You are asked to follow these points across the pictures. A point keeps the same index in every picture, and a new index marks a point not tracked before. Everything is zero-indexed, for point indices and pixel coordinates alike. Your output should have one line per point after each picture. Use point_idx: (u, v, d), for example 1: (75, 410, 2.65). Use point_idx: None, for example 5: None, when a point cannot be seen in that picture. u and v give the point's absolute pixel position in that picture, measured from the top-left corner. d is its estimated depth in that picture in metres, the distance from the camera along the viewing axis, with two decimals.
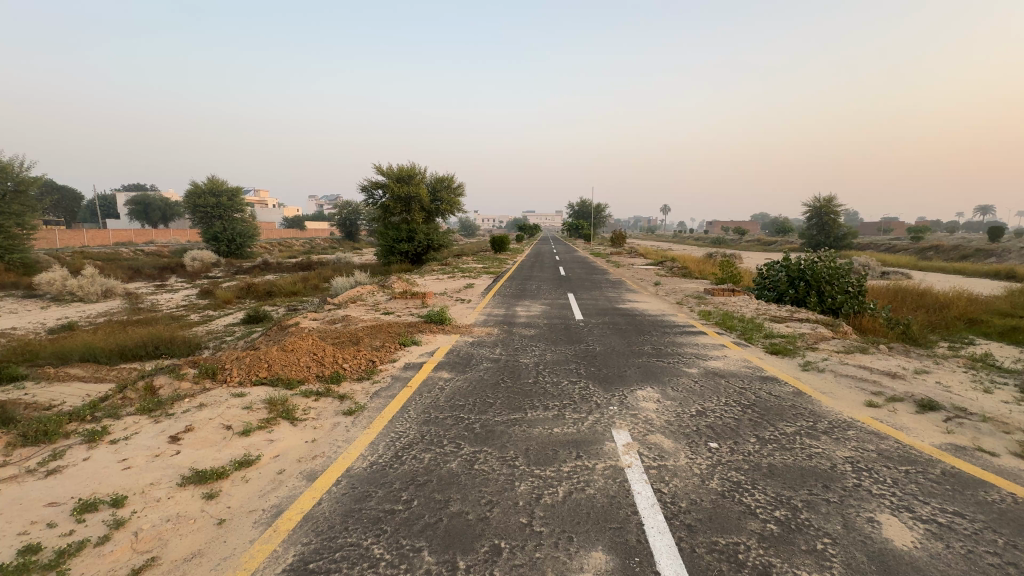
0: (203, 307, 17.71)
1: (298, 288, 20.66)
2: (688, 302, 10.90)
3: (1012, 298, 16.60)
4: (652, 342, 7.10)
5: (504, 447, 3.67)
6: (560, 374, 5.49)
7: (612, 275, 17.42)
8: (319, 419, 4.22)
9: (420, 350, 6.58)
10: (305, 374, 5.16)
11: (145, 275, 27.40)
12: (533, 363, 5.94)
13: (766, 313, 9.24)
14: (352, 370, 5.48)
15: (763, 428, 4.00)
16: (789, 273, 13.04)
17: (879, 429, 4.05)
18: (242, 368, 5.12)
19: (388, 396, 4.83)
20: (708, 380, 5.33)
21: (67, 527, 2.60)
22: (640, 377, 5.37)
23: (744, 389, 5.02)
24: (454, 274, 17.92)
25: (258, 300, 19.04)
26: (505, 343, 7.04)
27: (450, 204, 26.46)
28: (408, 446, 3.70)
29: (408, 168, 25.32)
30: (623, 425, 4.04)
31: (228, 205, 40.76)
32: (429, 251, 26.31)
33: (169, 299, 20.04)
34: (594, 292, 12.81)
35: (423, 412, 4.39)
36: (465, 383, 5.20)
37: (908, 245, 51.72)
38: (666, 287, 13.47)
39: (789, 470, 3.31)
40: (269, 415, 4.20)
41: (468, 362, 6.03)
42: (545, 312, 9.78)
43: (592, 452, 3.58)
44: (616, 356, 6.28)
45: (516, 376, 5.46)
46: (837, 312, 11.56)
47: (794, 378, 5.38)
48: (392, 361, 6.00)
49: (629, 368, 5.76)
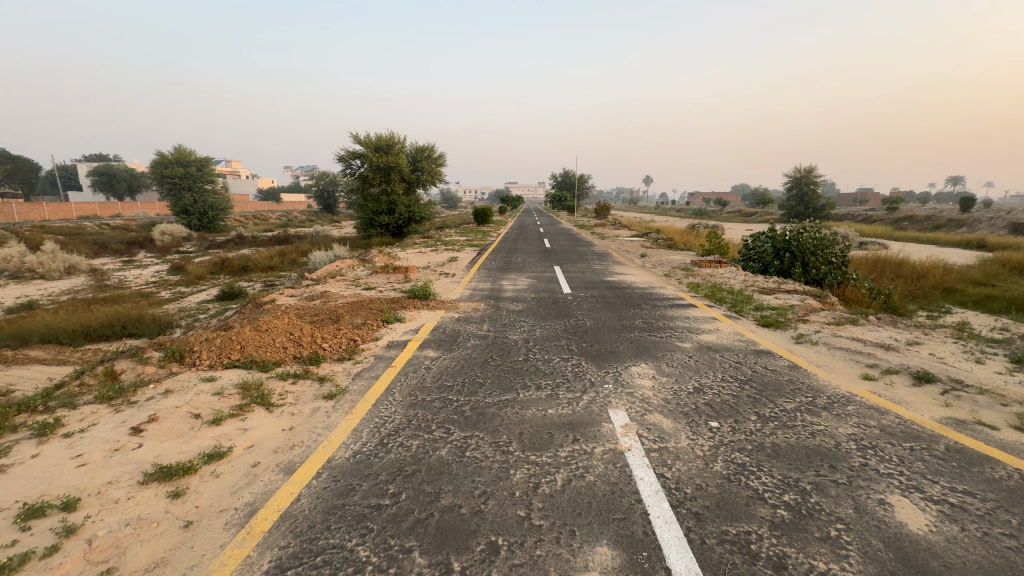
0: (174, 284, 16.94)
1: (275, 263, 20.00)
2: (676, 274, 10.75)
3: (984, 268, 16.98)
4: (643, 315, 6.96)
5: (496, 431, 3.46)
6: (551, 351, 5.28)
7: (597, 248, 17.19)
8: (297, 405, 3.95)
9: (404, 327, 6.29)
10: (281, 355, 4.84)
11: (111, 250, 26.23)
12: (522, 340, 5.72)
13: (754, 285, 9.15)
14: (332, 350, 5.18)
15: (762, 405, 3.89)
16: (774, 244, 13.01)
17: (878, 403, 3.96)
18: (212, 351, 4.77)
19: (371, 377, 4.57)
20: (702, 354, 5.19)
21: (9, 538, 2.32)
22: (633, 353, 5.20)
23: (739, 364, 4.91)
24: (437, 246, 17.48)
25: (232, 275, 18.30)
26: (492, 319, 6.80)
27: (431, 174, 25.76)
28: (394, 432, 3.46)
29: (386, 137, 24.49)
30: (620, 405, 3.87)
31: (196, 175, 39.47)
32: (410, 223, 25.67)
33: (137, 275, 19.14)
34: (580, 264, 12.57)
35: (408, 394, 4.15)
36: (452, 363, 4.95)
37: (884, 215, 52.66)
38: (652, 259, 13.33)
39: (793, 451, 3.18)
40: (242, 401, 3.90)
41: (455, 339, 5.77)
42: (531, 285, 9.52)
43: (590, 435, 3.40)
44: (607, 331, 6.09)
45: (505, 353, 5.24)
46: (821, 283, 11.62)
47: (788, 352, 5.29)
48: (375, 339, 5.71)
49: (622, 343, 5.58)
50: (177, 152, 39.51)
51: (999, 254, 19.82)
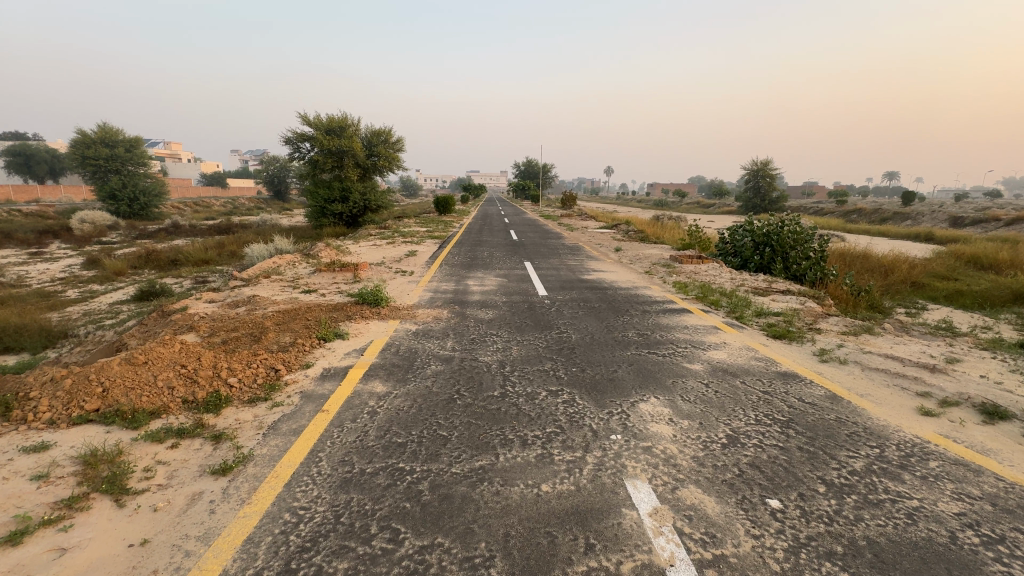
0: (85, 281, 14.64)
1: (210, 256, 17.83)
2: (657, 271, 9.87)
3: (944, 262, 17.16)
4: (635, 326, 5.93)
5: (467, 535, 2.29)
6: (534, 381, 4.13)
7: (567, 240, 16.17)
8: (170, 489, 2.64)
9: (346, 347, 4.97)
10: (163, 401, 3.47)
11: (17, 239, 22.98)
12: (495, 365, 4.53)
13: (745, 285, 8.39)
14: (241, 387, 3.84)
15: (824, 465, 2.91)
16: (753, 238, 12.32)
17: (961, 455, 3.06)
18: (59, 398, 3.34)
19: (291, 432, 3.28)
20: (719, 382, 4.17)
21: None
22: (637, 382, 4.14)
23: (767, 395, 3.92)
24: (394, 239, 15.95)
25: (159, 271, 16.10)
26: (458, 332, 5.58)
27: (388, 159, 24.03)
28: (311, 544, 2.24)
29: (339, 118, 22.53)
30: (639, 474, 2.79)
31: (124, 157, 35.73)
32: (366, 213, 23.82)
33: (42, 270, 16.58)
34: (552, 259, 11.50)
35: (341, 463, 2.90)
36: (405, 404, 3.71)
37: (833, 208, 54.67)
38: (628, 254, 12.45)
39: (904, 556, 2.19)
40: (81, 490, 2.56)
41: (411, 364, 4.54)
42: (501, 286, 8.37)
43: (610, 536, 2.29)
44: (599, 348, 5.01)
45: (477, 386, 4.05)
46: (803, 279, 11.07)
47: (817, 374, 4.38)
48: (305, 366, 4.40)
49: (620, 367, 4.51)
50: (100, 130, 35.66)
51: (951, 247, 20.36)
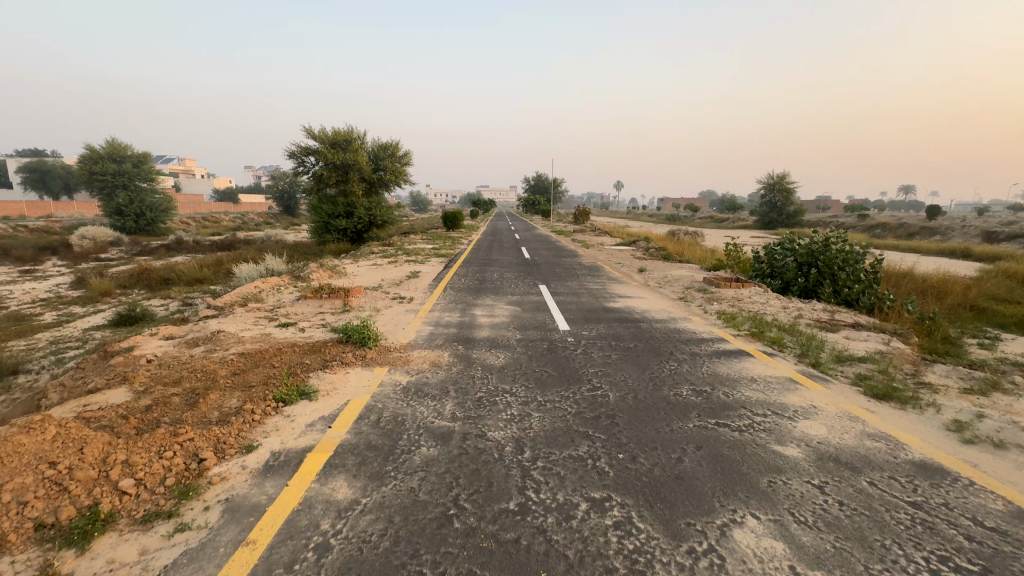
0: (67, 303, 13.64)
1: (205, 275, 16.85)
2: (693, 298, 8.57)
3: (997, 281, 15.59)
4: (687, 378, 4.59)
5: None
6: (567, 481, 2.85)
7: (583, 259, 14.94)
8: None
9: (312, 414, 3.71)
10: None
11: (12, 257, 22.26)
12: (511, 447, 3.25)
13: (804, 318, 7.04)
14: (134, 496, 2.60)
15: None
16: (796, 257, 10.96)
17: None
18: None
19: None
20: (838, 485, 2.83)
21: None
22: (718, 484, 2.82)
23: (922, 513, 2.58)
24: (397, 257, 14.88)
25: (148, 291, 15.06)
26: (460, 388, 4.31)
27: (395, 173, 23.15)
28: None
29: (345, 132, 21.76)
30: None
31: (133, 172, 35.53)
32: (371, 228, 22.83)
33: (27, 290, 15.64)
34: (571, 283, 10.21)
35: None
36: (376, 529, 2.43)
37: (855, 222, 52.90)
38: (654, 275, 11.17)
39: None
40: None
41: (395, 446, 3.26)
42: (515, 316, 7.15)
43: None
44: (648, 418, 3.70)
45: (485, 489, 2.76)
46: (857, 305, 9.68)
47: (976, 470, 3.01)
48: (246, 449, 3.16)
49: (686, 453, 3.18)
50: (110, 146, 35.58)
51: (1000, 264, 18.71)
